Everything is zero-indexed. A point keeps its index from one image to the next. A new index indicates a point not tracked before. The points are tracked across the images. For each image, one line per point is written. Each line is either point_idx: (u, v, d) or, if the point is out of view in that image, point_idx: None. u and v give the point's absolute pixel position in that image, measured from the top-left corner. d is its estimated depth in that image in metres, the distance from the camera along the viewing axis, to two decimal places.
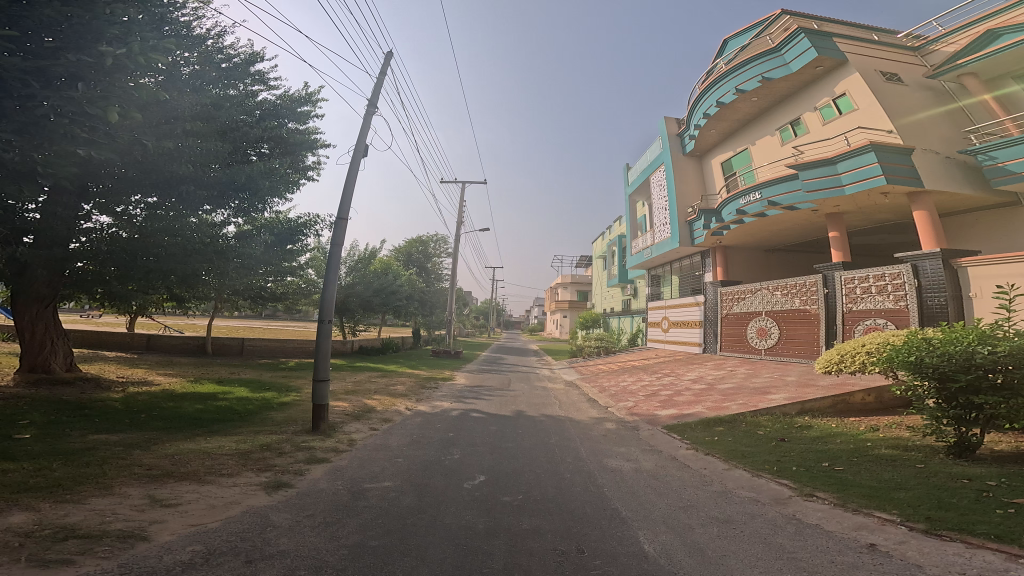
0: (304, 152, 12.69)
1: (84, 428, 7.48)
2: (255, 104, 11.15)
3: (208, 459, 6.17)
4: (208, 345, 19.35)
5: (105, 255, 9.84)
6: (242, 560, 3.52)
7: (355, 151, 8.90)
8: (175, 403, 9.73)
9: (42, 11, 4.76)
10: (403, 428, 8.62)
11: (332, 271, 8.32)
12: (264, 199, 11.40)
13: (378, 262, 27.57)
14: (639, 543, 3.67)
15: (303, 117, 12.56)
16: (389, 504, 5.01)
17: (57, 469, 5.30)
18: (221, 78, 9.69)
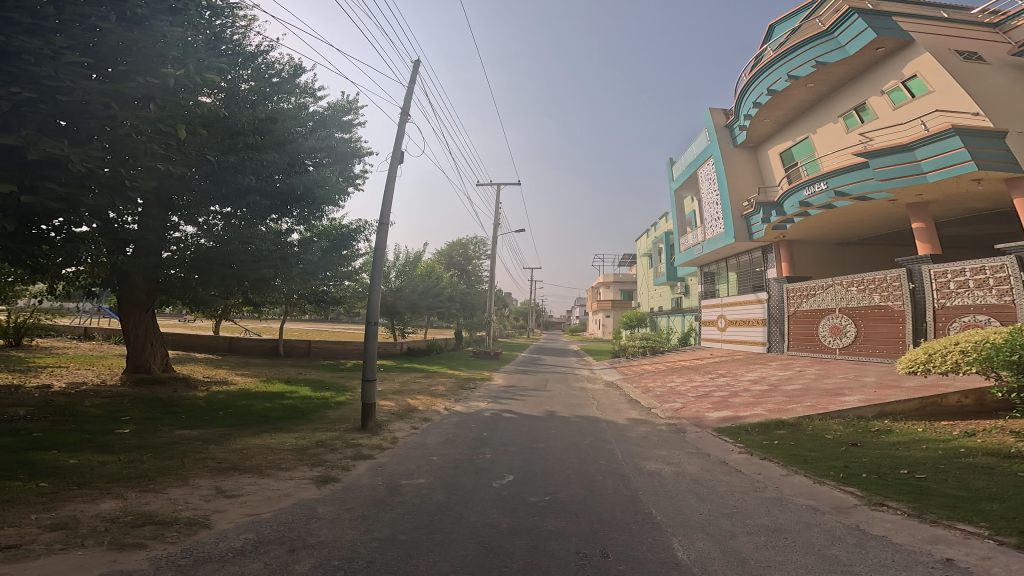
0: (351, 160, 12.99)
1: (172, 423, 7.94)
2: (306, 115, 11.50)
3: (270, 454, 6.39)
4: (279, 346, 20.16)
5: (194, 263, 10.35)
6: (287, 548, 3.64)
7: (393, 157, 9.08)
8: (246, 401, 10.19)
9: (112, 37, 5.03)
10: (445, 428, 8.70)
11: (377, 275, 8.46)
12: (321, 207, 11.80)
13: (423, 265, 28.06)
14: (675, 548, 3.60)
15: (348, 126, 12.92)
16: (421, 500, 5.08)
17: (145, 461, 5.61)
18: (272, 93, 10.03)
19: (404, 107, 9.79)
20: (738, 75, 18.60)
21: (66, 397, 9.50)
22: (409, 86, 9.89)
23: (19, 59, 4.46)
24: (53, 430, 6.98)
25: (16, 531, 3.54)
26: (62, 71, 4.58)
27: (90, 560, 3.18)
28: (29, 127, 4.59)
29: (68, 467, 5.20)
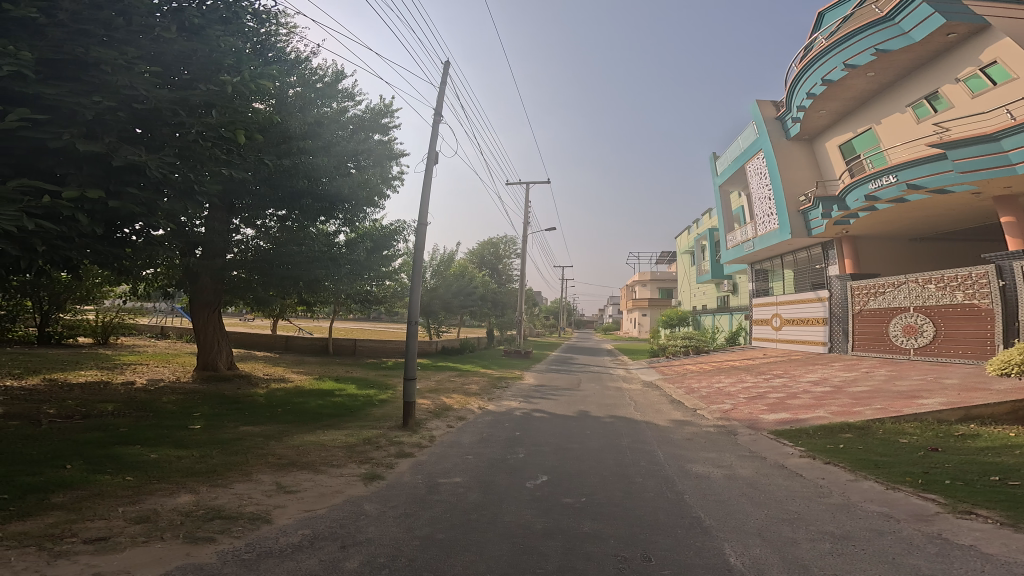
0: (387, 162, 13.16)
1: (237, 419, 8.26)
2: (346, 118, 11.81)
3: (323, 450, 6.58)
4: (328, 344, 20.64)
5: (256, 263, 11.16)
6: (338, 545, 3.73)
7: (428, 159, 9.17)
8: (302, 399, 10.49)
9: (174, 46, 5.47)
10: (479, 427, 8.74)
11: (416, 275, 8.55)
12: (362, 209, 12.21)
13: (457, 264, 28.27)
14: (723, 552, 3.55)
15: (386, 129, 13.14)
16: (457, 500, 5.10)
17: (214, 456, 5.86)
18: (317, 98, 10.50)
19: (437, 107, 9.88)
20: (789, 65, 18.01)
21: (147, 393, 10.07)
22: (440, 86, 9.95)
23: (98, 69, 4.88)
24: (136, 424, 7.39)
25: (104, 523, 3.75)
26: (136, 80, 4.99)
27: (167, 553, 3.34)
28: (110, 134, 4.94)
29: (146, 461, 5.49)
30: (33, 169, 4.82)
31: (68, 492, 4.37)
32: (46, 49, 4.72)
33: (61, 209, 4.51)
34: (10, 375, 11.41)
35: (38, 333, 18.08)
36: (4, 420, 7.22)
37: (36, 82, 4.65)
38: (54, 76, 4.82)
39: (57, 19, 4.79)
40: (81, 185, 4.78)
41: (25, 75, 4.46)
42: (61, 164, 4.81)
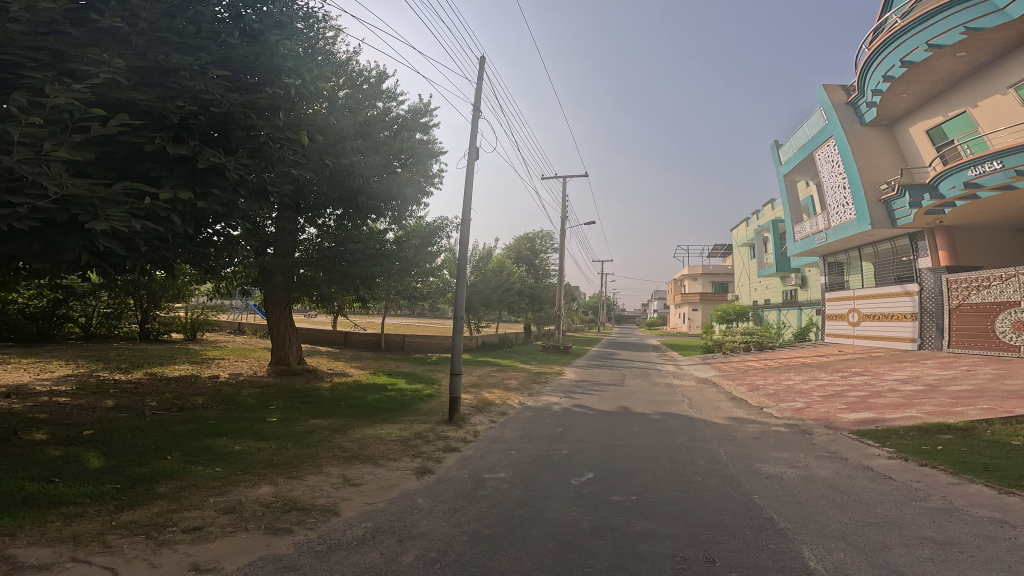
0: (429, 160, 13.24)
1: (307, 412, 8.81)
2: (391, 119, 12.25)
3: (380, 444, 6.97)
4: (382, 340, 21.13)
5: (319, 260, 11.63)
6: (396, 538, 4.01)
7: (468, 155, 9.23)
8: (361, 392, 10.82)
9: (237, 51, 6.18)
10: (521, 422, 8.77)
11: (461, 270, 8.63)
12: (408, 208, 12.68)
13: (495, 260, 28.40)
14: (776, 551, 3.54)
15: (427, 128, 13.33)
16: (501, 495, 5.12)
17: (288, 448, 6.55)
18: (364, 97, 11.34)
19: (476, 104, 9.93)
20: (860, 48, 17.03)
21: (230, 387, 10.75)
22: (477, 83, 9.98)
23: (177, 75, 5.60)
24: (222, 417, 8.10)
25: (199, 513, 4.36)
26: (210, 84, 5.68)
27: (252, 543, 3.86)
28: (193, 137, 5.72)
29: (230, 452, 6.25)
30: (133, 173, 5.66)
31: (167, 482, 5.10)
32: (134, 57, 5.53)
33: (159, 209, 5.28)
34: (115, 368, 12.46)
35: (138, 329, 19.55)
36: (112, 411, 8.15)
37: (129, 89, 5.44)
38: (143, 83, 5.62)
39: (139, 29, 5.58)
40: (174, 186, 5.57)
41: (118, 82, 5.21)
42: (156, 167, 5.60)
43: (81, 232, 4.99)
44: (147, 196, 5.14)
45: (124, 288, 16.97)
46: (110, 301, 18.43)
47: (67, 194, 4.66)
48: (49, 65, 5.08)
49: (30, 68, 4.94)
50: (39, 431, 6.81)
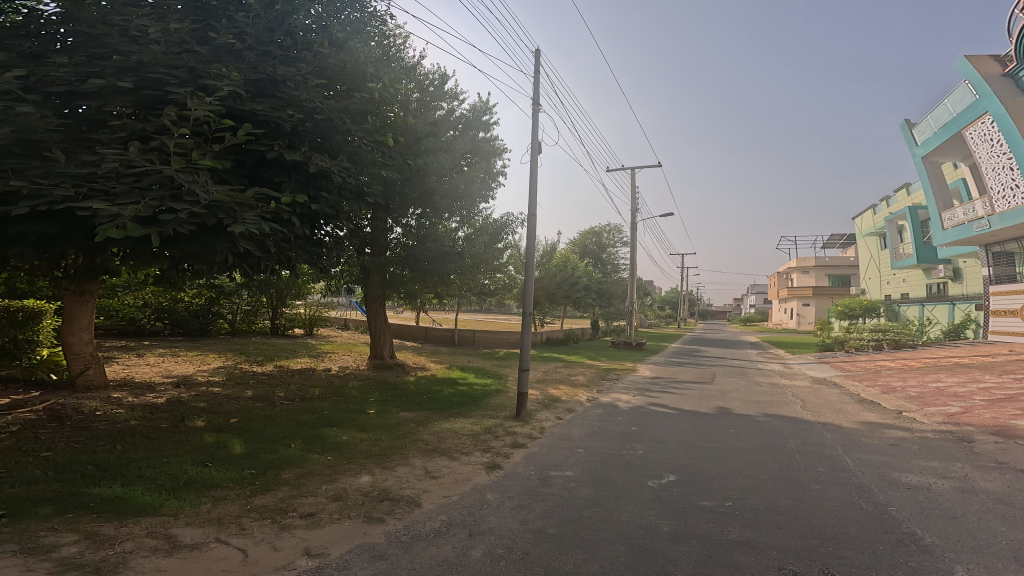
0: (492, 157, 13.43)
1: (398, 405, 9.09)
2: (455, 119, 12.53)
3: (455, 438, 7.04)
4: (454, 335, 21.56)
5: (402, 259, 12.03)
6: (467, 533, 4.15)
7: (532, 151, 9.12)
8: (439, 387, 11.05)
9: (328, 59, 6.92)
10: (589, 420, 8.58)
11: (530, 264, 8.51)
12: (477, 204, 12.91)
13: (558, 255, 28.12)
14: (913, 568, 3.26)
15: (488, 126, 13.38)
16: (570, 494, 4.99)
17: (384, 439, 6.86)
18: (432, 99, 11.79)
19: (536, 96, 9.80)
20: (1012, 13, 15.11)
21: (340, 379, 11.39)
22: (534, 76, 9.82)
23: (285, 86, 6.34)
24: (334, 408, 8.58)
25: (313, 499, 4.80)
26: (312, 93, 6.43)
27: (351, 531, 4.20)
28: (304, 143, 6.38)
29: (341, 442, 6.67)
30: (260, 178, 6.32)
31: (291, 470, 5.57)
32: (248, 70, 6.29)
33: (284, 212, 5.88)
34: (255, 360, 13.52)
35: (271, 325, 20.66)
36: (253, 401, 8.84)
37: (250, 100, 6.12)
38: (258, 94, 6.35)
39: (249, 44, 6.44)
40: (293, 190, 6.24)
41: (240, 94, 5.95)
42: (278, 174, 6.26)
43: (229, 236, 5.47)
44: (274, 199, 5.63)
45: (258, 286, 18.19)
46: (249, 299, 19.76)
47: (214, 200, 5.22)
48: (187, 80, 5.84)
49: (175, 85, 5.74)
50: (193, 418, 7.50)
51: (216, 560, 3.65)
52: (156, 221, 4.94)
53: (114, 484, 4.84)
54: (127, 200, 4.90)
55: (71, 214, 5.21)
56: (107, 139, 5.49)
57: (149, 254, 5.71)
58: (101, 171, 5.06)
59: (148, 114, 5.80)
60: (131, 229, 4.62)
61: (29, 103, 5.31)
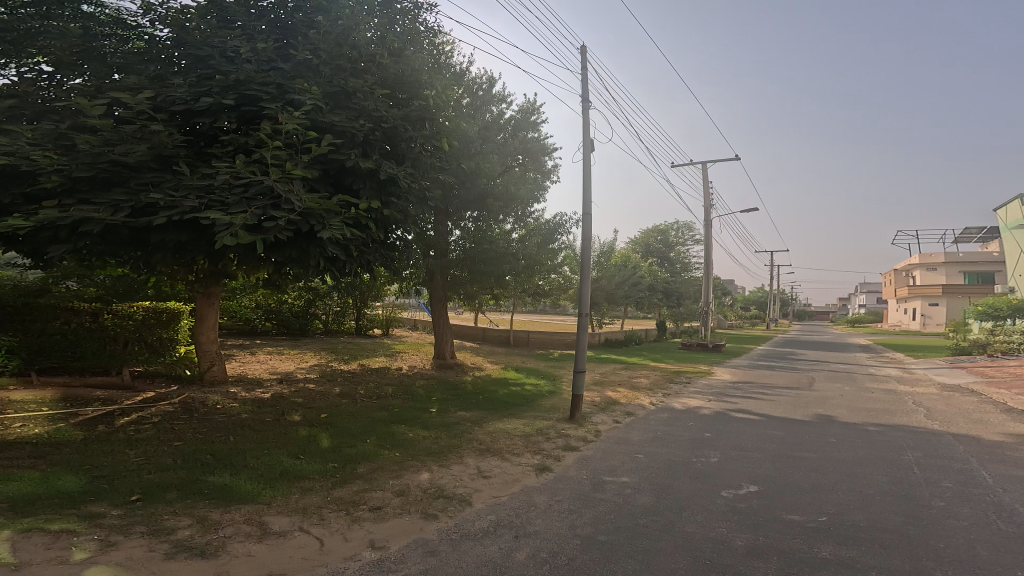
0: (544, 156, 13.44)
1: (460, 404, 9.20)
2: (505, 121, 12.62)
3: (506, 439, 7.04)
4: (510, 336, 21.67)
5: (460, 260, 12.31)
6: (512, 534, 4.14)
7: (584, 148, 9.01)
8: (497, 387, 11.12)
9: (389, 69, 7.13)
10: (649, 424, 8.36)
11: (585, 264, 8.41)
12: (530, 205, 12.98)
13: (617, 255, 27.70)
14: None
15: (537, 125, 13.34)
16: (625, 500, 4.88)
17: (443, 438, 6.97)
18: (481, 104, 12.01)
19: (585, 93, 9.65)
20: None
21: (406, 377, 11.73)
22: (582, 73, 9.68)
23: (355, 97, 6.68)
24: (401, 406, 8.79)
25: (381, 494, 4.97)
26: (378, 103, 6.73)
27: (410, 526, 4.31)
28: (375, 152, 6.67)
29: (406, 439, 6.85)
30: (343, 185, 6.61)
31: (365, 464, 5.79)
32: (325, 84, 6.60)
33: (363, 218, 6.18)
34: (342, 359, 14.16)
35: (356, 325, 21.23)
36: (341, 397, 9.29)
37: (329, 112, 6.41)
38: (336, 105, 6.63)
39: (324, 59, 6.78)
40: (369, 196, 6.50)
41: (321, 106, 6.22)
42: (357, 181, 6.49)
43: (318, 242, 5.81)
44: (355, 204, 5.96)
45: (349, 289, 18.78)
46: (339, 300, 20.45)
47: (307, 208, 5.58)
48: (276, 95, 6.21)
49: (267, 100, 6.13)
50: (290, 413, 7.97)
51: (295, 548, 3.89)
52: (261, 229, 5.38)
53: (226, 472, 5.29)
54: (236, 209, 5.30)
55: (198, 223, 5.64)
56: (220, 153, 6.00)
57: (254, 258, 6.17)
58: (217, 183, 5.53)
59: (248, 129, 6.22)
60: (241, 236, 5.01)
61: (159, 121, 5.87)
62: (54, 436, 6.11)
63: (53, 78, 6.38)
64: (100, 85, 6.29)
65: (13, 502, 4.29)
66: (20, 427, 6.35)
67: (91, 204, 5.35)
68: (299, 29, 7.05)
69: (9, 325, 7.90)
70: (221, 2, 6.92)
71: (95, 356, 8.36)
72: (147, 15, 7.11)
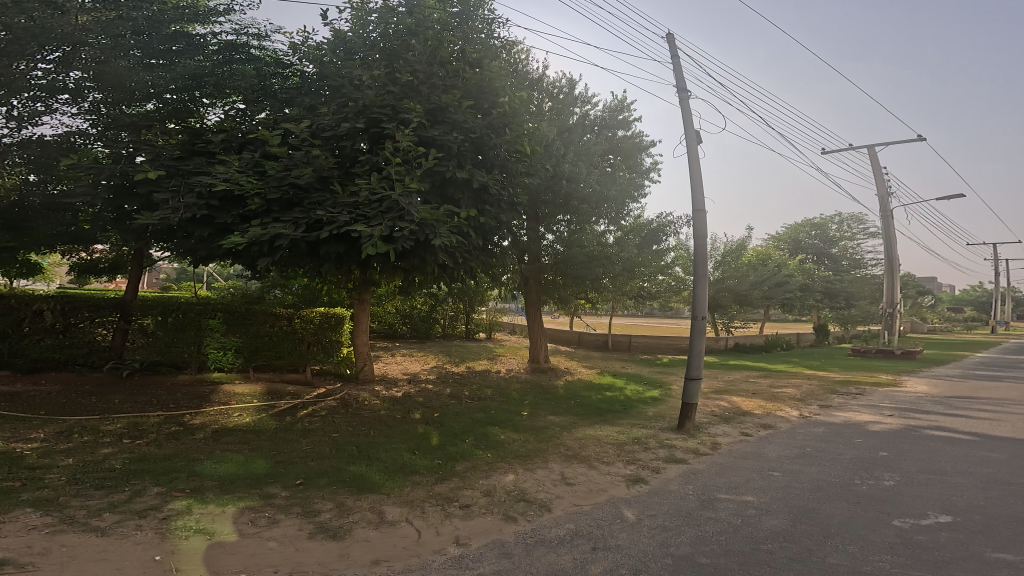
0: (637, 154, 13.20)
1: (549, 409, 9.24)
2: (591, 121, 12.59)
3: (598, 447, 6.96)
4: (609, 340, 21.36)
5: (556, 266, 12.25)
6: (590, 546, 4.07)
7: (689, 140, 8.65)
8: (590, 393, 11.00)
9: (476, 81, 7.39)
10: (787, 438, 7.79)
11: (701, 265, 8.04)
12: (624, 207, 12.73)
13: (755, 251, 26.00)
14: None
15: (628, 123, 13.07)
16: (744, 521, 4.59)
17: (531, 442, 7.05)
18: (564, 107, 12.15)
19: (679, 84, 9.30)
20: None
21: (502, 381, 11.95)
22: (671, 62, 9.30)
23: (447, 112, 7.03)
24: (497, 408, 8.97)
25: (471, 492, 5.15)
26: (465, 115, 7.02)
27: (490, 526, 4.42)
28: (466, 163, 6.96)
29: (499, 441, 7.01)
30: (444, 195, 6.93)
31: (463, 463, 6.03)
32: (425, 102, 6.99)
33: (466, 226, 6.43)
34: (454, 361, 14.76)
35: (466, 329, 21.72)
36: (451, 398, 9.71)
37: (431, 128, 6.83)
38: (434, 122, 7.05)
39: (431, 77, 7.17)
40: (467, 204, 6.83)
41: (424, 123, 6.68)
42: (455, 192, 6.84)
43: (433, 250, 6.16)
44: (460, 214, 6.23)
45: (460, 294, 19.37)
46: (453, 306, 20.95)
47: (424, 218, 5.93)
48: (392, 117, 6.69)
49: (386, 121, 6.64)
50: (412, 411, 8.49)
51: (397, 537, 4.15)
52: (393, 240, 5.82)
53: (365, 463, 5.78)
54: (375, 223, 5.79)
55: (350, 237, 6.23)
56: (360, 173, 6.53)
57: (388, 266, 6.69)
58: (361, 200, 6.07)
59: (378, 149, 6.77)
60: (380, 246, 5.50)
61: (317, 146, 6.62)
62: (256, 425, 7.13)
63: (240, 109, 7.41)
64: (278, 116, 7.16)
65: (221, 480, 5.10)
66: (239, 416, 7.53)
67: (279, 220, 6.12)
68: (402, 52, 7.38)
69: (236, 326, 9.04)
70: (344, 36, 7.60)
71: (289, 356, 9.45)
72: (296, 54, 7.97)
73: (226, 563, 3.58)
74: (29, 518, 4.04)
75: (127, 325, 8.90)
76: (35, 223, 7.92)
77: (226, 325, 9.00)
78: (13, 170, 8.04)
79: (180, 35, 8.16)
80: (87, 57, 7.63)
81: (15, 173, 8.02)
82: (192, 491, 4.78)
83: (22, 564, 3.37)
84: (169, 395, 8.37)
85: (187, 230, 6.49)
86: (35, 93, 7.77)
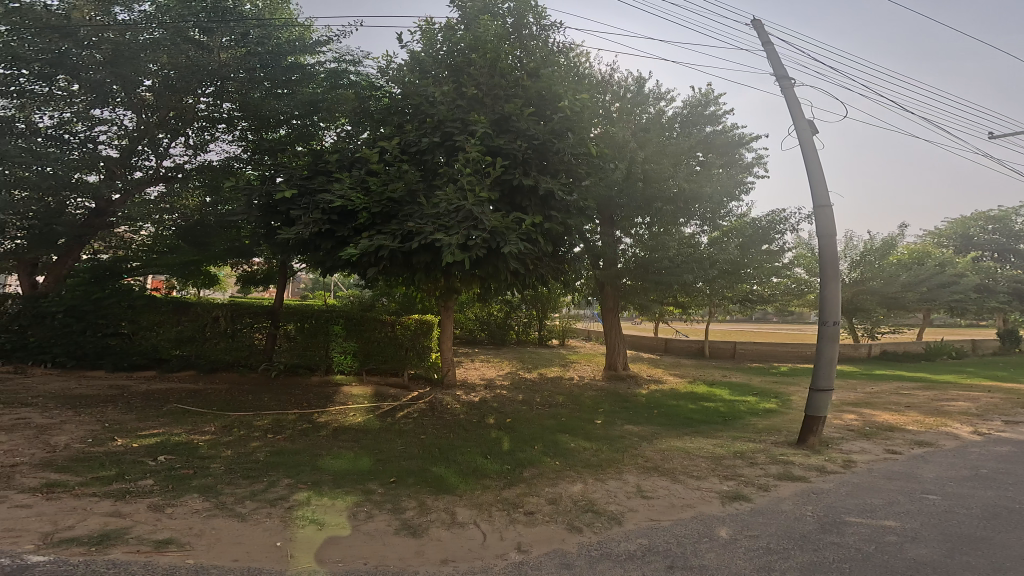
0: (732, 149, 12.53)
1: (625, 418, 8.99)
2: (669, 119, 12.14)
3: (688, 460, 6.63)
4: (706, 347, 20.36)
5: (636, 269, 11.85)
6: (666, 564, 3.88)
7: (803, 129, 8.09)
8: (675, 402, 10.57)
9: (535, 88, 7.33)
10: (947, 457, 6.93)
11: (830, 264, 7.42)
12: (723, 206, 12.14)
13: (904, 250, 23.45)
14: None
15: (715, 117, 12.47)
16: (880, 549, 4.14)
17: (604, 451, 6.88)
18: (635, 106, 11.86)
19: (778, 71, 8.73)
20: None
21: (576, 388, 11.79)
22: (764, 48, 8.76)
23: (512, 121, 7.09)
24: (564, 416, 8.83)
25: (537, 499, 5.11)
26: (528, 123, 7.03)
27: (551, 535, 4.36)
28: (530, 170, 6.99)
29: (569, 449, 6.91)
30: (514, 203, 7.02)
31: (531, 469, 6.01)
32: (489, 113, 7.14)
33: (534, 233, 6.42)
34: (528, 368, 14.80)
35: (539, 335, 21.51)
36: (526, 404, 9.68)
37: (495, 138, 6.95)
38: (499, 131, 7.15)
39: (494, 90, 7.31)
40: (535, 211, 6.88)
41: (490, 133, 6.80)
42: (524, 200, 6.91)
43: (501, 257, 6.25)
44: (528, 221, 6.27)
45: (534, 300, 19.48)
46: (526, 312, 21.06)
47: (495, 226, 6.02)
48: (460, 130, 6.91)
49: (456, 134, 6.87)
50: (488, 415, 8.63)
51: (464, 539, 4.21)
52: (468, 249, 5.98)
53: (445, 465, 5.94)
54: (456, 232, 5.97)
55: (432, 246, 6.44)
56: (440, 186, 6.76)
57: (466, 274, 6.91)
58: (441, 210, 6.27)
59: (452, 160, 6.99)
60: (457, 255, 5.69)
61: (405, 163, 6.95)
62: (365, 424, 7.60)
63: (347, 131, 7.98)
64: (377, 135, 7.61)
65: (334, 475, 5.46)
66: (354, 416, 8.04)
67: (382, 233, 6.53)
68: (465, 67, 7.61)
69: (354, 332, 9.83)
70: (419, 58, 7.89)
71: (395, 360, 9.99)
72: (384, 76, 8.39)
73: (328, 552, 3.83)
74: (193, 503, 4.56)
75: (275, 331, 9.90)
76: (213, 240, 9.23)
77: (347, 332, 9.84)
78: (195, 195, 9.47)
79: (297, 66, 9.04)
80: (233, 89, 8.82)
81: (197, 197, 9.44)
82: (314, 483, 5.17)
83: (181, 543, 3.81)
84: (303, 391, 9.30)
85: (316, 242, 7.09)
86: (203, 123, 9.24)
